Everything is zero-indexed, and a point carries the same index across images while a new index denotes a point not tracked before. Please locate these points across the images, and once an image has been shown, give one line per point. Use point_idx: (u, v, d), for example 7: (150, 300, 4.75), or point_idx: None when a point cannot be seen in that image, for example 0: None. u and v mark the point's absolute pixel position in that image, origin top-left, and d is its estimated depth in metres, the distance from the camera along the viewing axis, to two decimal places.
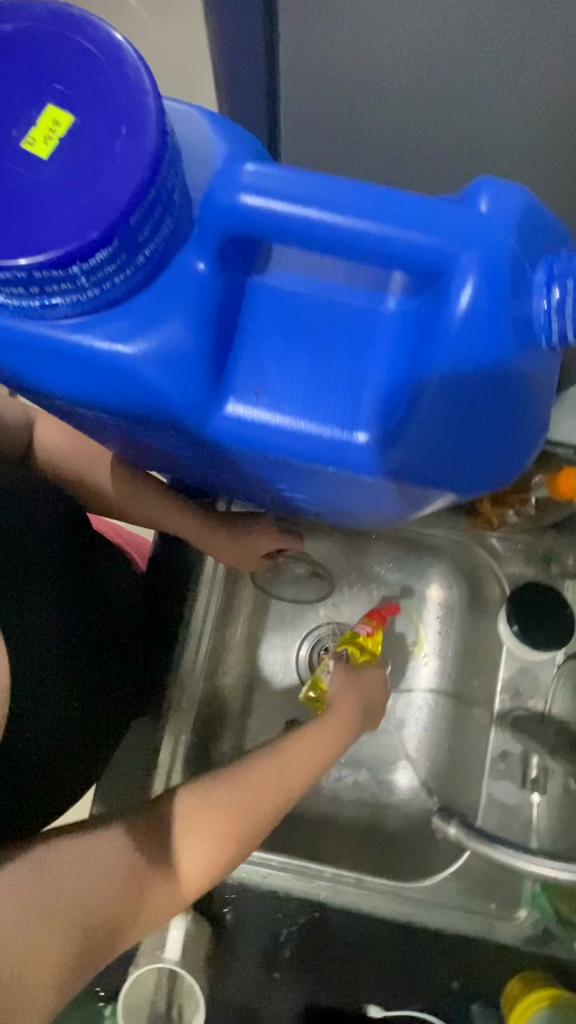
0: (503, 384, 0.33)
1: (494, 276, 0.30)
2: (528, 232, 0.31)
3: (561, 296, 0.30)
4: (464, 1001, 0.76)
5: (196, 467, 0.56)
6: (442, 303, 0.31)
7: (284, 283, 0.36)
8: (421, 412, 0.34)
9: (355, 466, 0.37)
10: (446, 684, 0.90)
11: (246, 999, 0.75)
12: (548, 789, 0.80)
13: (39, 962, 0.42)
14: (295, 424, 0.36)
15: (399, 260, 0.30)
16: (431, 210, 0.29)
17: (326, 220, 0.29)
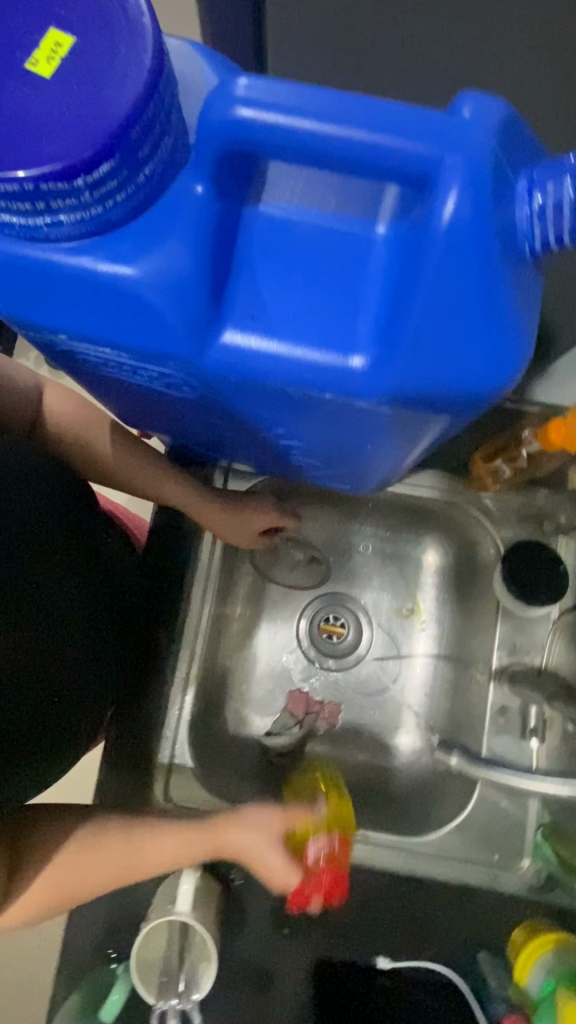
0: (490, 295, 0.34)
1: (477, 182, 0.31)
2: (507, 143, 0.32)
3: (542, 201, 0.32)
4: (472, 952, 0.76)
5: (195, 419, 0.58)
6: (428, 215, 0.32)
7: (278, 212, 0.37)
8: (414, 328, 0.35)
9: (350, 389, 0.38)
10: (444, 648, 0.93)
11: (256, 959, 0.75)
12: (547, 737, 0.81)
13: None
14: (290, 349, 0.37)
15: (386, 169, 0.31)
16: (417, 119, 0.31)
17: (315, 129, 0.30)
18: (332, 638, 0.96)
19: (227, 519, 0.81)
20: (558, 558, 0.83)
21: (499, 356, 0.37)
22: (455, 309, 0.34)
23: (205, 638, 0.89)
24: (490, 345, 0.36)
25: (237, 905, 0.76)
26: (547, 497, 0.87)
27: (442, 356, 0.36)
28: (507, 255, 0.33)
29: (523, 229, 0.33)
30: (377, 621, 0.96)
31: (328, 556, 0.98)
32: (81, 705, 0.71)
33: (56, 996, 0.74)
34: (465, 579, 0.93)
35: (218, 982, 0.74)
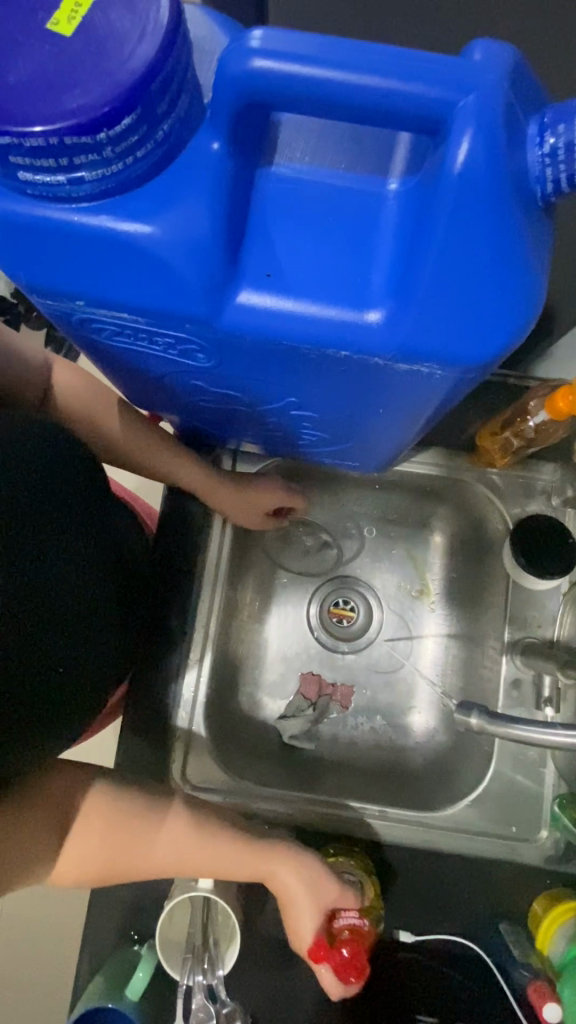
0: (504, 240, 0.35)
1: (490, 125, 0.32)
2: (516, 88, 0.33)
3: (554, 144, 0.33)
4: (492, 921, 0.77)
5: (204, 395, 0.59)
6: (441, 161, 0.33)
7: (290, 171, 0.38)
8: (427, 278, 0.36)
9: (365, 345, 0.38)
10: (455, 626, 0.94)
11: (279, 936, 0.75)
12: (562, 707, 0.81)
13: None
14: (306, 306, 0.38)
15: (400, 114, 0.32)
16: (430, 65, 0.31)
17: (330, 77, 0.31)
18: (342, 621, 0.96)
19: (237, 499, 0.82)
20: (567, 532, 0.83)
21: (512, 306, 0.37)
22: (469, 258, 0.35)
23: (218, 618, 0.88)
24: (503, 294, 0.37)
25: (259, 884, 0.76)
26: (553, 470, 0.88)
27: (457, 307, 0.37)
28: (519, 201, 0.34)
29: (535, 172, 0.34)
30: (387, 601, 0.97)
31: (335, 538, 0.98)
32: (90, 678, 0.71)
33: (81, 976, 0.74)
34: (474, 556, 0.93)
35: (243, 963, 0.74)
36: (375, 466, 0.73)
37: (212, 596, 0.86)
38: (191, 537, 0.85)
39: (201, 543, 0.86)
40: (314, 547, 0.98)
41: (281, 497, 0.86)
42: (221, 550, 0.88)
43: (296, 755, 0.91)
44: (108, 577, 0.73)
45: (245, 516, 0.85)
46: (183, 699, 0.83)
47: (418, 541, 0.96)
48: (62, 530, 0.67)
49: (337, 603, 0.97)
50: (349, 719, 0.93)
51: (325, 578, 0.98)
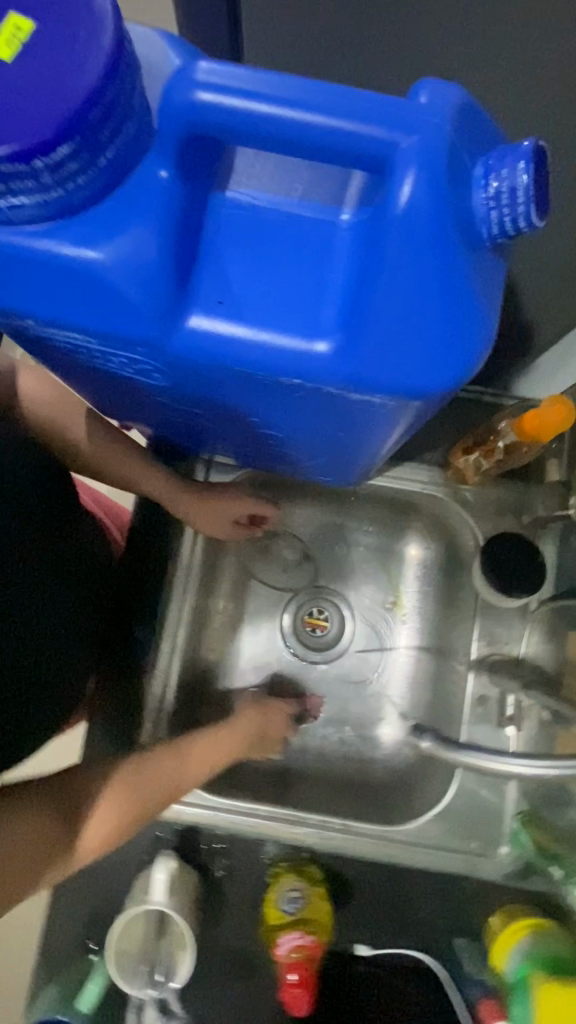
0: (449, 276, 0.35)
1: (435, 168, 0.32)
2: (462, 129, 0.33)
3: (497, 187, 0.33)
4: (448, 932, 0.79)
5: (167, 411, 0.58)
6: (386, 199, 0.33)
7: (246, 198, 0.38)
8: (375, 312, 0.36)
9: (316, 375, 0.38)
10: (426, 638, 0.94)
11: (243, 943, 0.77)
12: (524, 726, 0.81)
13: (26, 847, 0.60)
14: (256, 334, 0.38)
15: (346, 153, 0.32)
16: (377, 102, 0.31)
17: (276, 114, 0.31)
18: (315, 631, 0.97)
19: (205, 511, 0.81)
20: (536, 552, 0.84)
21: (463, 341, 0.38)
22: (417, 295, 0.35)
23: (187, 627, 0.87)
24: (452, 329, 0.37)
25: (218, 892, 0.78)
26: (526, 490, 0.88)
27: (406, 340, 0.37)
28: (465, 240, 0.34)
29: (480, 214, 0.34)
30: (360, 613, 0.97)
31: (310, 549, 0.98)
32: (33, 702, 0.69)
33: (37, 986, 0.75)
34: (447, 572, 0.93)
35: (201, 965, 0.76)
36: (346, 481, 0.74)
37: (180, 614, 0.85)
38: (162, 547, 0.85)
39: (169, 551, 0.85)
40: (293, 558, 0.98)
41: (254, 508, 0.85)
42: (191, 570, 0.87)
43: (264, 764, 0.90)
44: (72, 588, 0.73)
45: (212, 526, 0.83)
46: (149, 707, 0.83)
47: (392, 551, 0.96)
48: (33, 547, 0.67)
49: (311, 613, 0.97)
50: (319, 731, 0.93)
51: (298, 587, 0.98)
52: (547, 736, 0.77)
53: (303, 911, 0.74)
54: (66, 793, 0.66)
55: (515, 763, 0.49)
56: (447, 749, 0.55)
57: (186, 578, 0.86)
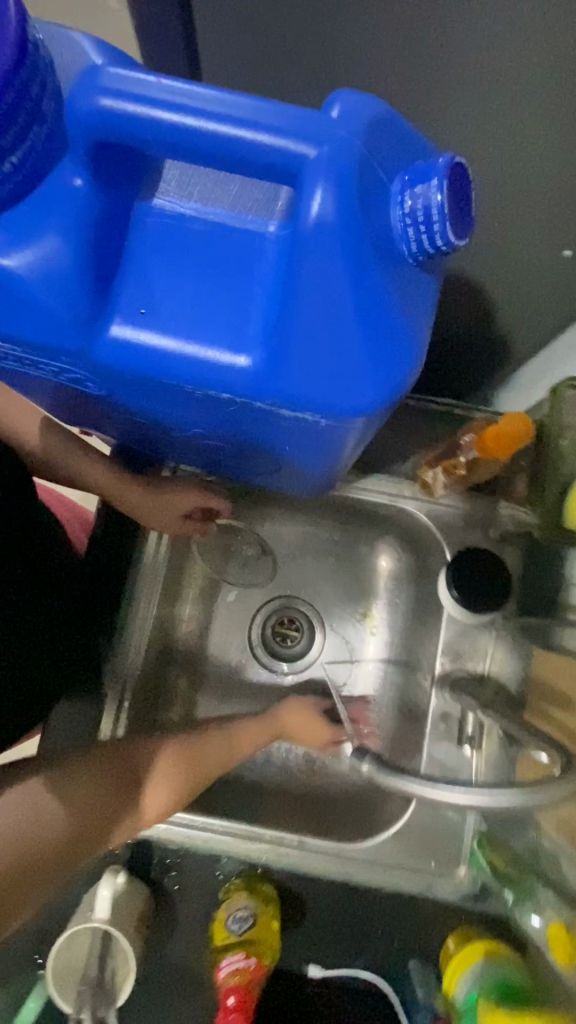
0: (368, 290, 0.34)
1: (344, 182, 0.32)
2: (375, 148, 0.34)
3: (411, 203, 0.33)
4: (403, 957, 0.77)
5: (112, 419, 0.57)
6: (297, 210, 0.33)
7: (173, 209, 0.37)
8: (296, 326, 0.35)
9: (239, 390, 0.37)
10: (395, 652, 0.92)
11: (193, 961, 0.76)
12: (485, 745, 0.80)
13: (82, 822, 0.59)
14: (180, 347, 0.37)
15: (255, 165, 0.32)
16: (285, 114, 0.32)
17: (185, 122, 0.31)
18: (285, 641, 0.95)
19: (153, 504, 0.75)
20: (503, 567, 0.82)
21: (393, 357, 0.37)
22: (339, 310, 0.34)
23: (148, 634, 0.85)
24: (378, 345, 0.36)
25: (169, 909, 0.77)
26: (495, 503, 0.86)
27: (330, 356, 0.36)
28: (383, 257, 0.34)
29: (398, 231, 0.35)
30: (330, 624, 0.96)
31: (281, 562, 0.96)
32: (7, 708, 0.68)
33: None
34: (417, 584, 0.92)
35: (150, 980, 0.75)
36: (318, 490, 0.76)
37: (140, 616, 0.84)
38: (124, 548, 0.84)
39: (134, 552, 0.84)
40: (252, 555, 0.95)
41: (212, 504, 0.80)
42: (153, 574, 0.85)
43: (226, 774, 0.88)
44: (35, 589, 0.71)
45: (160, 519, 0.76)
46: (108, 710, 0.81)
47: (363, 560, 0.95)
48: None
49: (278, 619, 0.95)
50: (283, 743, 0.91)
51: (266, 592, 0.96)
52: (508, 762, 0.76)
53: (251, 932, 0.73)
54: (126, 764, 0.65)
55: (467, 796, 0.47)
56: (401, 778, 0.50)
57: (150, 580, 0.85)
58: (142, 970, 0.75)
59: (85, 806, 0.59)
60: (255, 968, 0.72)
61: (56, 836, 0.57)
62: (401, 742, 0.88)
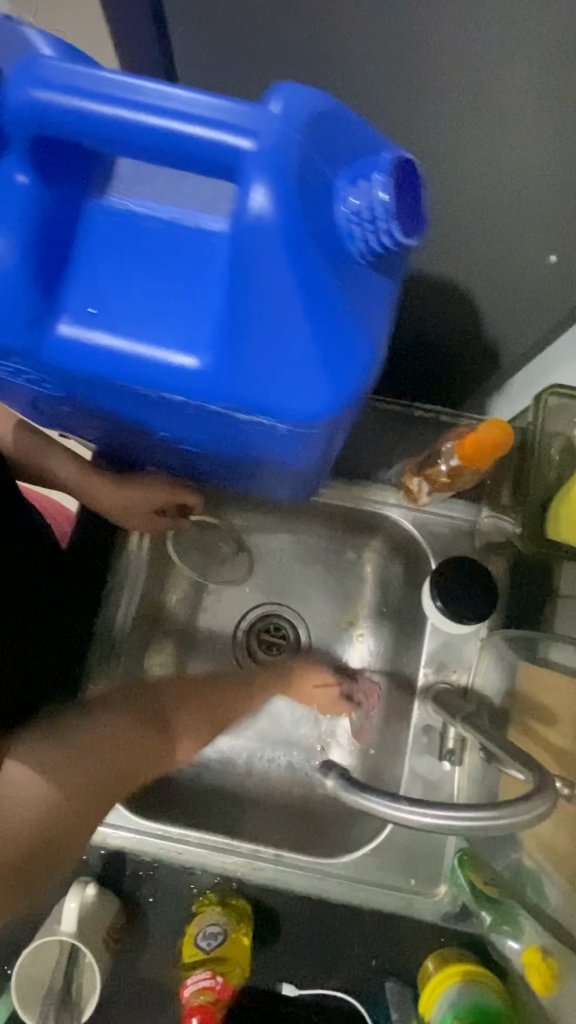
0: (314, 290, 0.33)
1: (283, 175, 0.31)
2: (317, 141, 0.32)
3: (357, 200, 0.33)
4: (380, 976, 0.75)
5: (79, 423, 0.56)
6: (238, 204, 0.32)
7: (123, 206, 0.36)
8: (241, 327, 0.34)
9: (187, 392, 0.37)
10: (382, 661, 0.89)
11: (164, 975, 0.74)
12: (465, 760, 0.80)
13: (146, 744, 0.66)
14: (128, 347, 0.36)
15: (193, 158, 0.31)
16: (222, 105, 0.31)
17: (117, 116, 0.30)
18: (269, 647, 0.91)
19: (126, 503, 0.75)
20: (489, 579, 0.78)
21: (346, 360, 0.36)
22: (284, 309, 0.34)
23: (129, 633, 0.86)
24: (328, 346, 0.35)
25: (142, 921, 0.75)
26: (480, 511, 0.84)
27: (279, 358, 0.35)
28: (330, 256, 0.33)
29: (344, 229, 0.33)
30: (315, 629, 0.92)
31: (257, 561, 0.92)
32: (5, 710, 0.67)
33: None
34: (404, 591, 0.89)
35: (121, 994, 0.74)
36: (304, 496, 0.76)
37: (122, 615, 0.85)
38: (104, 549, 0.85)
39: (114, 554, 0.85)
40: (229, 554, 0.92)
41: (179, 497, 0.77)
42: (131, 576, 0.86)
43: (204, 783, 0.87)
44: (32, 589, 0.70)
45: (132, 519, 0.77)
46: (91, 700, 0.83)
47: (350, 564, 0.91)
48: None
49: (258, 624, 0.91)
50: (263, 753, 0.87)
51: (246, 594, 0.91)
52: (486, 784, 0.73)
53: (220, 949, 0.71)
54: (161, 701, 0.72)
55: (444, 818, 0.45)
56: (367, 799, 0.48)
57: (131, 579, 0.86)
58: (113, 984, 0.74)
59: (145, 734, 0.66)
60: (221, 990, 0.71)
61: (129, 762, 0.63)
62: (384, 756, 0.85)
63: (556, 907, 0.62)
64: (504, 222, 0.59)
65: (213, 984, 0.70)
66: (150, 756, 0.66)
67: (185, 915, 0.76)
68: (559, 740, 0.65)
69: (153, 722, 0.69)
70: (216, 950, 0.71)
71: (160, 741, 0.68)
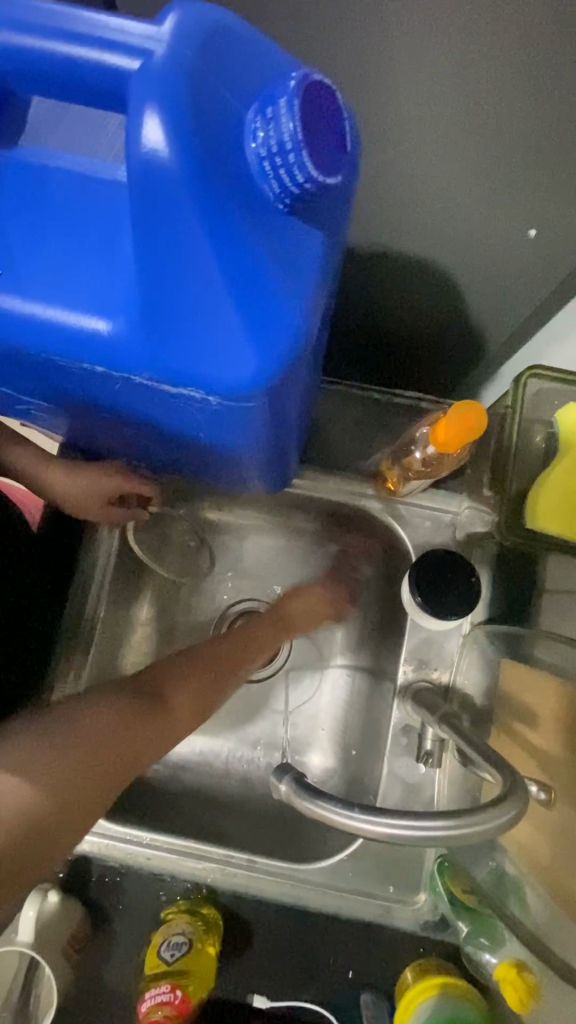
0: (226, 233, 0.31)
1: (176, 104, 0.29)
2: (216, 70, 0.31)
3: (266, 133, 0.31)
4: (356, 989, 0.72)
5: (19, 407, 0.53)
6: (131, 139, 0.30)
7: (33, 157, 0.33)
8: (152, 278, 0.32)
9: (101, 355, 0.34)
10: (362, 659, 0.85)
11: (130, 986, 0.71)
12: (443, 763, 0.76)
13: (71, 790, 0.45)
14: (37, 309, 0.33)
15: (90, 88, 0.30)
16: (118, 29, 0.30)
17: (17, 43, 0.30)
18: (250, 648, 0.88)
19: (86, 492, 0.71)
20: (473, 573, 0.74)
21: (273, 317, 0.33)
22: (197, 256, 0.31)
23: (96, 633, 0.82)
24: (250, 296, 0.32)
25: (107, 930, 0.72)
26: (462, 502, 0.80)
27: (199, 315, 0.32)
28: (239, 195, 0.31)
29: (257, 168, 0.32)
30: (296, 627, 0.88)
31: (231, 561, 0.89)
32: None
33: None
34: (384, 586, 0.84)
35: (86, 1005, 0.71)
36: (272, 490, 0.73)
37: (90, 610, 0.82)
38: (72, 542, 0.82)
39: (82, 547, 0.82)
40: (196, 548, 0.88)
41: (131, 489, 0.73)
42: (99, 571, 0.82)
43: (177, 786, 0.83)
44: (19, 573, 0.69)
45: (86, 508, 0.74)
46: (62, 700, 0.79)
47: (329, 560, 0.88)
48: None
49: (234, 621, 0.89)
50: (237, 755, 0.84)
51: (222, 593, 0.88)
52: (465, 787, 0.70)
53: (182, 961, 0.68)
54: (113, 721, 0.50)
55: (421, 829, 0.41)
56: (321, 806, 0.44)
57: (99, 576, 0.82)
58: (75, 996, 0.71)
59: (78, 765, 0.46)
60: (181, 1005, 0.67)
61: (51, 796, 0.44)
62: (364, 757, 0.82)
63: (536, 918, 0.59)
64: (483, 196, 0.54)
65: (175, 997, 0.67)
66: (111, 775, 0.48)
67: (152, 924, 0.73)
68: (542, 743, 0.59)
69: (95, 753, 0.47)
70: (180, 961, 0.68)
71: (118, 765, 0.48)
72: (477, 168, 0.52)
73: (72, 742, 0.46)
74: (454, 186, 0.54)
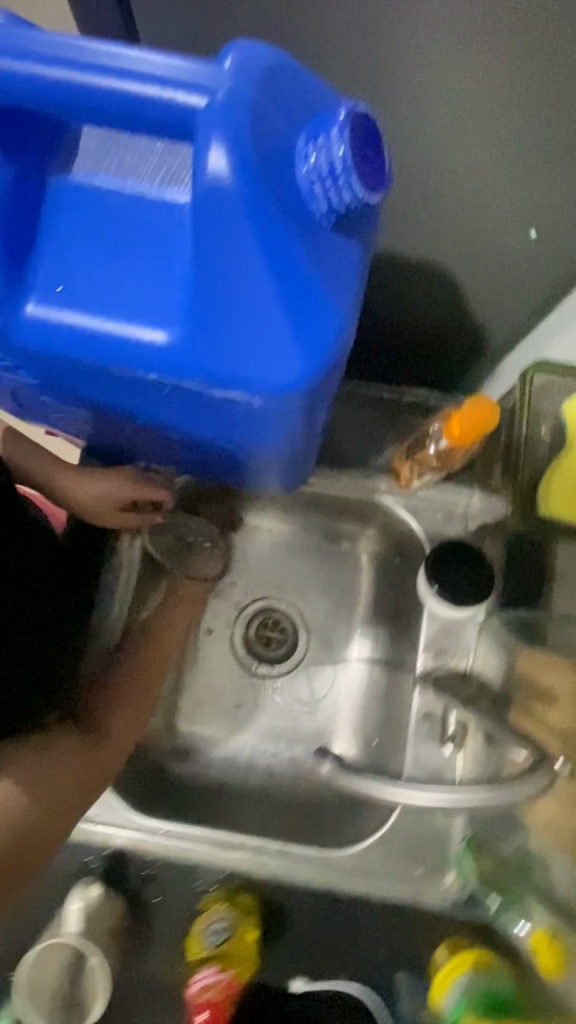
0: (278, 250, 0.34)
1: (234, 136, 0.32)
2: (268, 102, 0.34)
3: (315, 156, 0.34)
4: (390, 969, 0.74)
5: (57, 414, 0.55)
6: (193, 168, 0.33)
7: (89, 183, 0.36)
8: (210, 292, 0.34)
9: (157, 365, 0.36)
10: (381, 651, 0.88)
11: (171, 974, 0.73)
12: (466, 748, 0.76)
13: (34, 821, 0.56)
14: (98, 323, 0.35)
15: (153, 122, 0.33)
16: (177, 67, 0.32)
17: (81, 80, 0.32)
18: (268, 642, 0.90)
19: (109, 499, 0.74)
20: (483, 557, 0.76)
21: (319, 325, 0.35)
22: (250, 272, 0.34)
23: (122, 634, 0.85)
24: (299, 306, 0.35)
25: (146, 921, 0.74)
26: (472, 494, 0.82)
27: (252, 325, 0.35)
28: (290, 214, 0.34)
29: (305, 189, 0.35)
30: (314, 623, 0.91)
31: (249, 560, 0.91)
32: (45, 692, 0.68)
33: None
34: (399, 579, 0.87)
35: (129, 994, 0.73)
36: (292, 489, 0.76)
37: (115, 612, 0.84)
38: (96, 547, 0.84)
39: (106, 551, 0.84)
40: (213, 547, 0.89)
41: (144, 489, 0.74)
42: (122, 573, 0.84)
43: (205, 781, 0.86)
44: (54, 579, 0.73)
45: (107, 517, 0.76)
46: None
47: (344, 555, 0.90)
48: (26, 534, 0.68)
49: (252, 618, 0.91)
50: (263, 748, 0.87)
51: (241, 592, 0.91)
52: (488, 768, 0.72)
53: (226, 946, 0.71)
54: (65, 756, 0.61)
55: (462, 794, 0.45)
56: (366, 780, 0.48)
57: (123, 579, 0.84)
58: (118, 987, 0.72)
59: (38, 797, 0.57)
60: (227, 985, 0.71)
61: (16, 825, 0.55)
62: (386, 745, 0.84)
63: None
64: (492, 203, 0.57)
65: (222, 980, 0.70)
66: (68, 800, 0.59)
67: (189, 915, 0.74)
68: None
69: (53, 784, 0.58)
70: (224, 947, 0.71)
71: (73, 791, 0.60)
72: (487, 180, 0.55)
73: (32, 774, 0.57)
74: (464, 195, 0.57)
